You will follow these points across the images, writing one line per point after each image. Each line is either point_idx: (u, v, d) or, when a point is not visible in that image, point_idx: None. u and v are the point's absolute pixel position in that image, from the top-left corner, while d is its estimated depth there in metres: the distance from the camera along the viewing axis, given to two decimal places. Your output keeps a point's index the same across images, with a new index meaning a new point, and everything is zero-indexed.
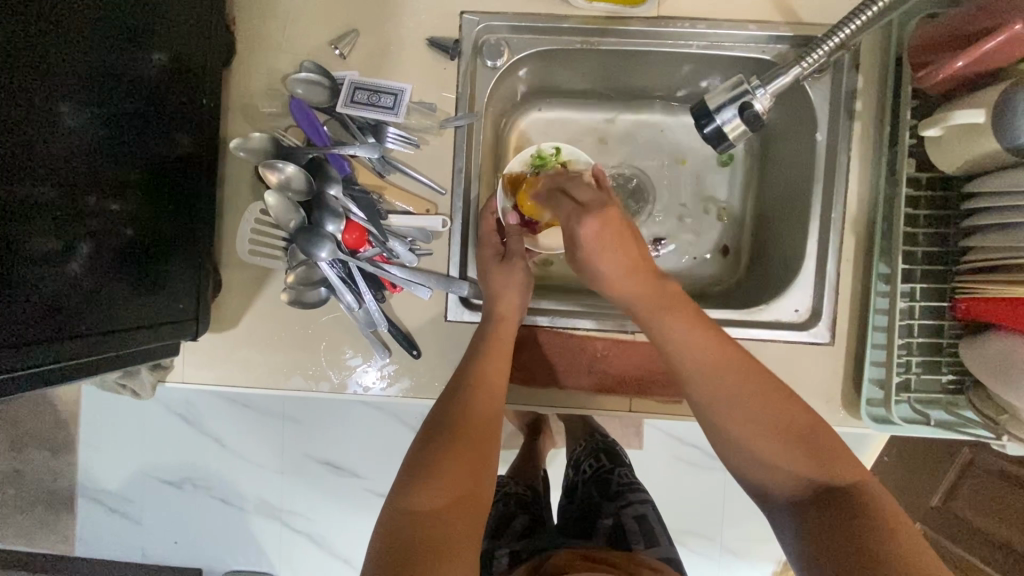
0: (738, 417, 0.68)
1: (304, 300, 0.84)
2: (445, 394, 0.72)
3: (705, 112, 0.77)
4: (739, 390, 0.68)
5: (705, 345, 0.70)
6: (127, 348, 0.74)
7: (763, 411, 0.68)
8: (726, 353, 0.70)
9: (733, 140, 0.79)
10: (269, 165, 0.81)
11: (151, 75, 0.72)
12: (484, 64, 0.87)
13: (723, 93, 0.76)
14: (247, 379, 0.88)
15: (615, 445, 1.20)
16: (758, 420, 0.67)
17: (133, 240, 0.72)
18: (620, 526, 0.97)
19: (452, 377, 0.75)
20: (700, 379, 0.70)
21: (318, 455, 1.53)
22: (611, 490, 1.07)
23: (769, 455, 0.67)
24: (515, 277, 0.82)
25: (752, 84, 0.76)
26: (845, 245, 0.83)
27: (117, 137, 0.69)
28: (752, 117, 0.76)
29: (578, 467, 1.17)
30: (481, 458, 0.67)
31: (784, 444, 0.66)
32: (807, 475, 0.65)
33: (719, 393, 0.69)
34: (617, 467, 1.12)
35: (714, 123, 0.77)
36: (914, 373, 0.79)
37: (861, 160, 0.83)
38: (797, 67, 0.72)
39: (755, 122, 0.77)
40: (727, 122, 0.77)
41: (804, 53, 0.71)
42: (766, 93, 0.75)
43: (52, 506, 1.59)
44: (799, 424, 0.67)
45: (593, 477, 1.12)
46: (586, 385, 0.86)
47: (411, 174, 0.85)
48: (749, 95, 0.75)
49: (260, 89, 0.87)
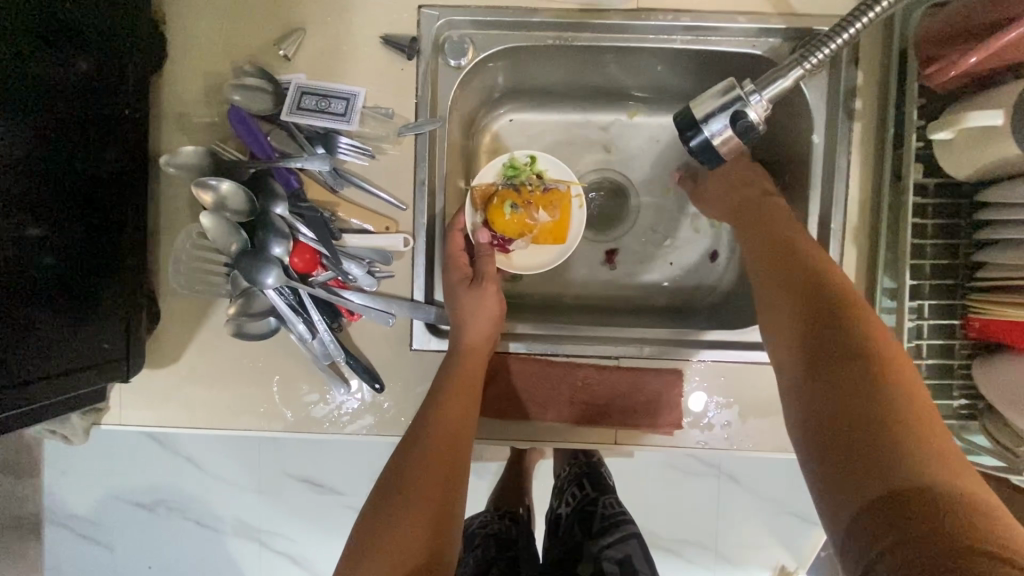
0: (774, 294, 0.66)
1: (246, 332, 0.75)
2: (401, 449, 0.65)
3: (691, 122, 0.69)
4: (782, 265, 0.67)
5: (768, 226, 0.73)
6: (42, 401, 0.65)
7: (796, 285, 0.64)
8: (785, 236, 0.71)
9: (724, 153, 0.70)
10: (202, 183, 0.71)
11: (65, 83, 0.63)
12: (446, 63, 0.78)
13: (711, 100, 0.67)
14: (193, 419, 0.79)
15: (599, 467, 1.12)
16: (789, 295, 0.64)
17: (50, 275, 0.63)
18: (602, 574, 0.95)
19: (412, 424, 0.68)
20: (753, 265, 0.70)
21: (292, 476, 1.44)
22: (595, 526, 1.02)
23: (786, 323, 0.63)
24: (486, 302, 0.75)
25: (745, 89, 0.67)
26: (846, 257, 0.76)
27: (25, 157, 0.59)
28: (745, 128, 0.67)
29: (562, 496, 1.10)
30: (438, 524, 0.60)
31: (798, 315, 0.62)
32: (825, 339, 0.58)
33: (765, 268, 0.69)
34: (602, 497, 1.05)
35: (701, 136, 0.69)
36: None
37: (861, 164, 0.76)
38: (799, 68, 0.64)
39: (750, 133, 0.68)
40: (716, 134, 0.68)
41: (808, 53, 0.63)
42: (760, 100, 0.66)
43: (13, 537, 1.49)
44: (831, 300, 0.61)
45: (577, 509, 1.05)
46: (567, 416, 0.78)
47: (368, 188, 0.76)
48: (741, 103, 0.66)
49: (196, 96, 0.78)
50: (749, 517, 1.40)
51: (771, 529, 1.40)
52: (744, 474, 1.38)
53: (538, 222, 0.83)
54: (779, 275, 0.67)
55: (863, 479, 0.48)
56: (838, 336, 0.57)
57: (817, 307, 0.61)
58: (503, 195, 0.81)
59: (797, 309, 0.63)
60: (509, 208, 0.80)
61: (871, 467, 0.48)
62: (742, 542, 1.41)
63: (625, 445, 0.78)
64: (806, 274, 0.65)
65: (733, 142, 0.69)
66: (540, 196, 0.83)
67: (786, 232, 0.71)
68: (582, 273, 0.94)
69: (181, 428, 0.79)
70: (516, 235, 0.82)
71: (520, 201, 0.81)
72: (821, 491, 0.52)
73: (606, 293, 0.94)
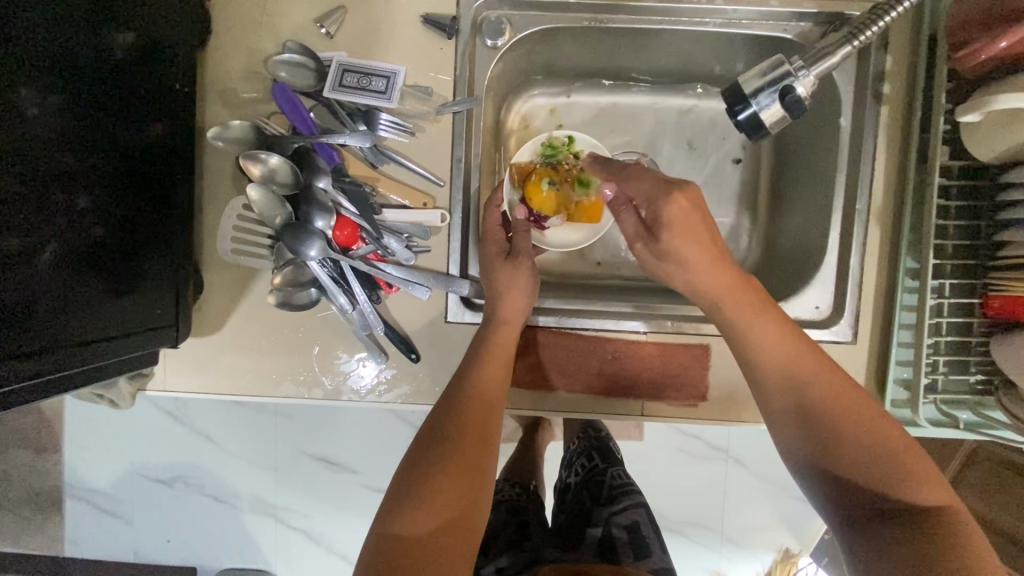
0: (778, 410, 0.66)
1: (292, 302, 0.78)
2: (440, 405, 0.66)
3: (740, 97, 0.71)
4: (798, 391, 0.65)
5: (769, 332, 0.67)
6: (99, 363, 0.67)
7: (803, 415, 0.64)
8: (799, 351, 0.66)
9: (770, 128, 0.72)
10: (251, 155, 0.74)
11: (117, 57, 0.65)
12: (484, 43, 0.80)
13: (760, 75, 0.70)
14: (234, 385, 0.82)
15: (608, 441, 1.15)
16: (799, 421, 0.65)
17: (103, 242, 0.65)
18: (610, 538, 0.94)
19: (449, 384, 0.69)
20: (756, 364, 0.67)
21: (312, 451, 1.48)
22: (603, 494, 1.03)
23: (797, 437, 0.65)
24: (521, 276, 0.76)
25: (795, 65, 0.69)
26: (870, 238, 0.78)
27: (82, 127, 0.62)
28: (793, 101, 0.69)
29: (570, 467, 1.14)
30: (478, 472, 0.62)
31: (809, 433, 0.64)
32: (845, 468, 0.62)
33: (767, 385, 0.67)
34: (610, 467, 1.08)
35: (749, 109, 0.71)
36: (941, 373, 0.75)
37: (887, 146, 0.78)
38: (848, 45, 0.67)
39: (796, 109, 0.70)
40: (764, 107, 0.70)
41: (858, 31, 0.66)
42: (809, 75, 0.69)
43: (38, 508, 1.52)
44: (848, 434, 0.62)
45: (585, 479, 1.08)
46: (595, 388, 0.80)
47: (406, 164, 0.79)
48: (791, 77, 0.69)
49: (240, 73, 0.80)
50: (754, 496, 1.44)
51: (774, 509, 1.44)
52: (749, 455, 1.42)
53: (573, 201, 0.83)
54: (787, 398, 0.65)
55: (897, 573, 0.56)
56: (861, 467, 0.61)
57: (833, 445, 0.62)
58: (540, 172, 0.82)
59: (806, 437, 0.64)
60: (547, 184, 0.80)
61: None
62: (745, 522, 1.45)
63: (650, 416, 0.81)
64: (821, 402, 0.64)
65: (780, 117, 0.71)
66: (577, 174, 0.83)
67: (792, 347, 0.66)
68: (605, 253, 0.97)
69: (222, 395, 0.82)
70: (553, 211, 0.83)
71: (558, 178, 0.82)
72: None
73: (629, 273, 0.97)
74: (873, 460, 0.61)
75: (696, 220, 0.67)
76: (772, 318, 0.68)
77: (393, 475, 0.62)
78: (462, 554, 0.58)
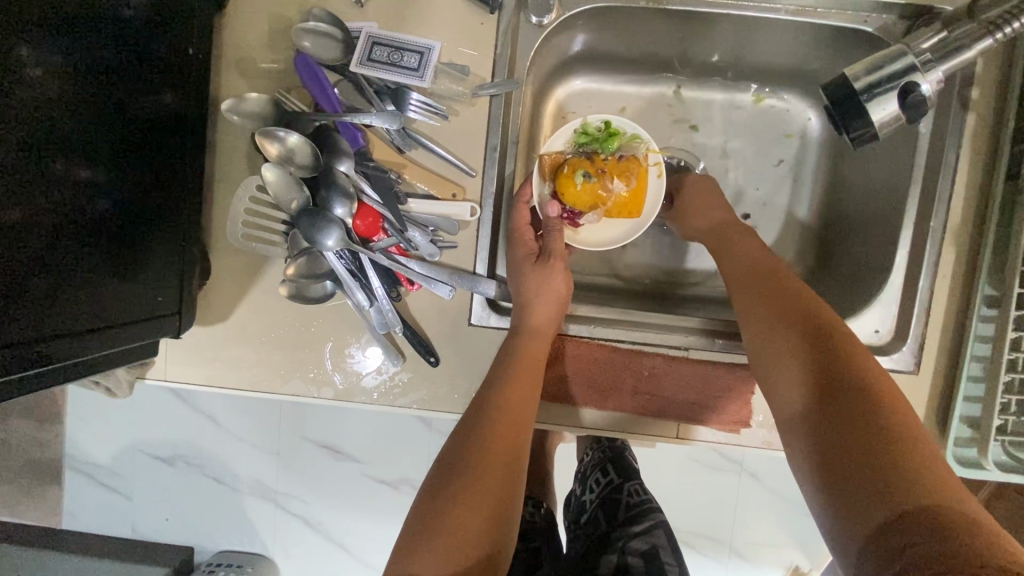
0: (777, 354, 0.61)
1: (306, 294, 0.73)
2: (456, 436, 0.60)
3: (847, 93, 0.63)
4: (803, 333, 0.61)
5: (783, 283, 0.66)
6: (95, 353, 0.61)
7: (786, 321, 0.62)
8: (781, 276, 0.67)
9: (880, 130, 0.64)
10: (267, 132, 0.68)
11: (128, 16, 0.58)
12: (529, 20, 0.73)
13: (882, 68, 0.62)
14: (238, 379, 0.76)
15: (624, 452, 1.09)
16: (781, 329, 0.62)
17: (107, 221, 0.60)
18: (626, 567, 0.87)
19: (467, 413, 0.62)
20: (743, 286, 0.68)
21: (315, 440, 1.43)
22: (620, 515, 0.97)
23: (777, 350, 0.62)
24: (555, 281, 0.69)
25: (921, 60, 0.62)
26: (943, 259, 0.71)
27: (87, 94, 0.55)
28: (916, 101, 0.62)
29: (585, 481, 1.07)
30: (504, 507, 0.55)
31: (790, 342, 0.61)
32: (835, 404, 0.55)
33: (765, 328, 0.64)
34: (627, 483, 1.01)
35: (859, 109, 0.63)
36: (1013, 413, 0.68)
37: (971, 157, 0.70)
38: (987, 39, 0.61)
39: (917, 110, 0.63)
40: (880, 104, 0.63)
41: (998, 24, 0.60)
42: (934, 73, 0.62)
43: (36, 479, 1.49)
44: (849, 374, 0.56)
45: (601, 498, 1.02)
46: (628, 407, 0.73)
47: (436, 150, 0.72)
48: (917, 72, 0.62)
49: (260, 40, 0.73)
50: (769, 515, 1.37)
51: (791, 529, 1.37)
52: (767, 473, 1.36)
53: (612, 194, 0.76)
54: (785, 337, 0.61)
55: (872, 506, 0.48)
56: (841, 383, 0.56)
57: (814, 345, 0.59)
58: (573, 163, 0.74)
59: (797, 376, 0.59)
60: (581, 177, 0.73)
61: (888, 496, 0.48)
62: (757, 537, 1.39)
63: (684, 439, 0.74)
64: (829, 340, 0.59)
65: (895, 118, 0.63)
66: (615, 164, 0.75)
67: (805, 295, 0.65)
68: (641, 256, 0.90)
69: (224, 387, 0.77)
70: (588, 207, 0.75)
71: (593, 170, 0.74)
72: (850, 515, 0.50)
73: (665, 279, 0.90)
74: (846, 364, 0.57)
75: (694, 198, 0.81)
76: (780, 273, 0.68)
77: (406, 514, 0.56)
78: None
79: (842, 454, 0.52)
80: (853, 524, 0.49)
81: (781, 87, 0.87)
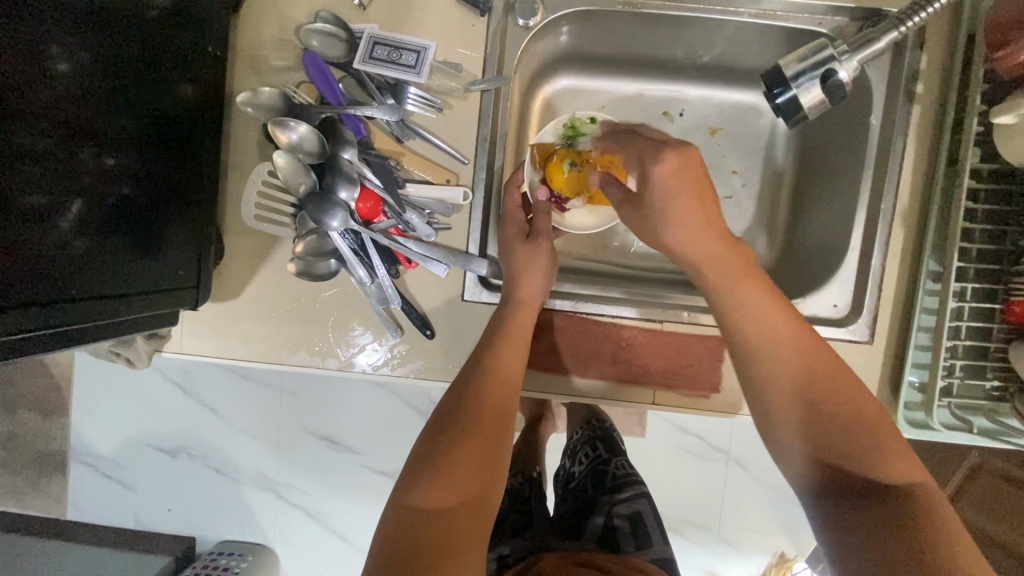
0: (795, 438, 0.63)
1: (313, 271, 0.79)
2: (453, 387, 0.66)
3: (779, 80, 0.71)
4: (850, 437, 0.61)
5: (828, 375, 0.64)
6: (121, 317, 0.68)
7: (804, 400, 0.63)
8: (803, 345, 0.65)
9: (807, 113, 0.73)
10: (279, 122, 0.74)
11: (150, 16, 0.65)
12: (516, 22, 0.81)
13: (805, 58, 0.70)
14: (248, 352, 0.82)
15: (612, 432, 1.15)
16: (800, 411, 0.63)
17: (132, 199, 0.66)
18: (612, 528, 0.93)
19: (463, 368, 0.68)
20: (756, 356, 0.66)
21: (316, 428, 1.49)
22: (607, 483, 1.03)
23: (791, 430, 0.63)
24: (540, 258, 0.76)
25: (839, 50, 0.70)
26: (893, 238, 0.78)
27: (113, 85, 0.62)
28: (835, 86, 0.71)
29: (574, 455, 1.14)
30: (497, 454, 0.62)
31: (804, 423, 0.63)
32: (875, 507, 0.57)
33: (778, 407, 0.64)
34: (614, 458, 1.08)
35: (789, 93, 0.71)
36: (958, 376, 0.75)
37: (917, 145, 0.77)
38: (894, 32, 0.69)
39: (837, 94, 0.71)
40: (804, 90, 0.71)
41: (904, 18, 0.68)
42: (851, 60, 0.70)
43: (44, 468, 1.54)
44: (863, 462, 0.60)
45: (589, 469, 1.08)
46: (608, 375, 0.80)
47: (432, 140, 0.79)
48: (835, 61, 0.70)
49: (271, 40, 0.80)
50: (752, 498, 1.43)
51: (773, 512, 1.43)
52: (750, 457, 1.42)
53: (596, 182, 0.82)
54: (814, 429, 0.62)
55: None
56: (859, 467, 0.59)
57: (829, 430, 0.62)
58: (562, 154, 0.81)
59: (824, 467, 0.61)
60: (568, 165, 0.80)
61: None
62: (743, 521, 1.44)
63: (661, 406, 0.80)
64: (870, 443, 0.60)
65: (820, 102, 0.72)
66: (600, 156, 0.82)
67: (825, 370, 0.64)
68: (623, 242, 0.97)
69: (235, 360, 0.83)
70: (575, 193, 0.82)
71: (579, 160, 0.81)
72: None
73: (646, 263, 0.96)
74: (862, 449, 0.60)
75: (698, 205, 0.69)
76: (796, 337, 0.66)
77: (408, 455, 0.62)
78: (482, 532, 0.58)
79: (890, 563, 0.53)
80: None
81: (751, 86, 0.94)
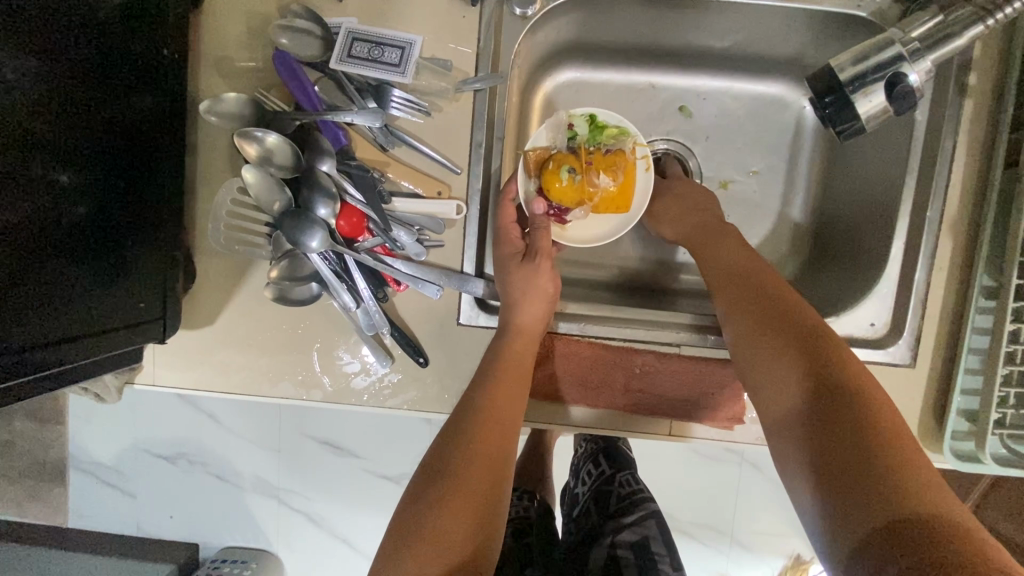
0: (762, 358, 0.60)
1: (289, 297, 0.72)
2: (435, 445, 0.59)
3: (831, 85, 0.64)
4: (815, 365, 0.56)
5: (786, 297, 0.63)
6: (75, 361, 0.60)
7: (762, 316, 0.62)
8: (761, 274, 0.66)
9: (867, 122, 0.64)
10: (245, 133, 0.67)
11: (99, 19, 0.56)
12: (512, 11, 0.72)
13: (867, 60, 0.62)
14: (227, 383, 0.75)
15: (617, 443, 1.09)
16: (753, 327, 0.62)
17: (87, 226, 0.58)
18: (614, 560, 0.87)
19: (447, 422, 0.61)
20: (722, 287, 0.67)
21: (313, 437, 1.42)
22: (611, 506, 0.96)
23: (755, 349, 0.61)
24: (541, 280, 0.69)
25: (908, 49, 0.62)
26: (939, 248, 0.69)
27: (60, 97, 0.54)
28: (902, 92, 0.62)
29: (579, 474, 1.07)
30: (488, 512, 0.55)
31: (765, 338, 0.61)
32: (824, 416, 0.53)
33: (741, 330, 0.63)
34: (619, 473, 1.01)
35: (845, 100, 0.63)
36: (1012, 406, 0.66)
37: (966, 144, 0.68)
38: (980, 25, 0.60)
39: (900, 95, 0.62)
40: (868, 96, 0.63)
41: (990, 10, 0.60)
42: (921, 62, 0.62)
43: (40, 479, 1.47)
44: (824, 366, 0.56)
45: (592, 489, 1.01)
46: (619, 405, 0.72)
47: (420, 148, 0.71)
48: (904, 61, 0.61)
49: (238, 38, 0.71)
50: (770, 505, 1.36)
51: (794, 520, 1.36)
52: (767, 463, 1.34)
53: (599, 190, 0.73)
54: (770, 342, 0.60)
55: (859, 524, 0.47)
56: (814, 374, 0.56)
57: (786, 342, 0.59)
58: (559, 159, 0.72)
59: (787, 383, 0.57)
60: (566, 173, 0.71)
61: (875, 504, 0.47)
62: (759, 526, 1.37)
63: (679, 437, 0.74)
64: (840, 385, 0.54)
65: (882, 110, 0.63)
66: (600, 158, 0.73)
67: (793, 297, 0.63)
68: (634, 250, 0.88)
69: (213, 392, 0.76)
70: (575, 204, 0.73)
71: (578, 165, 0.72)
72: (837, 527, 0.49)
73: (659, 271, 0.88)
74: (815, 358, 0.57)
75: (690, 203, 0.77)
76: (766, 270, 0.67)
77: (389, 521, 0.56)
78: None
79: (848, 496, 0.49)
80: (842, 543, 0.48)
81: (776, 74, 0.84)
